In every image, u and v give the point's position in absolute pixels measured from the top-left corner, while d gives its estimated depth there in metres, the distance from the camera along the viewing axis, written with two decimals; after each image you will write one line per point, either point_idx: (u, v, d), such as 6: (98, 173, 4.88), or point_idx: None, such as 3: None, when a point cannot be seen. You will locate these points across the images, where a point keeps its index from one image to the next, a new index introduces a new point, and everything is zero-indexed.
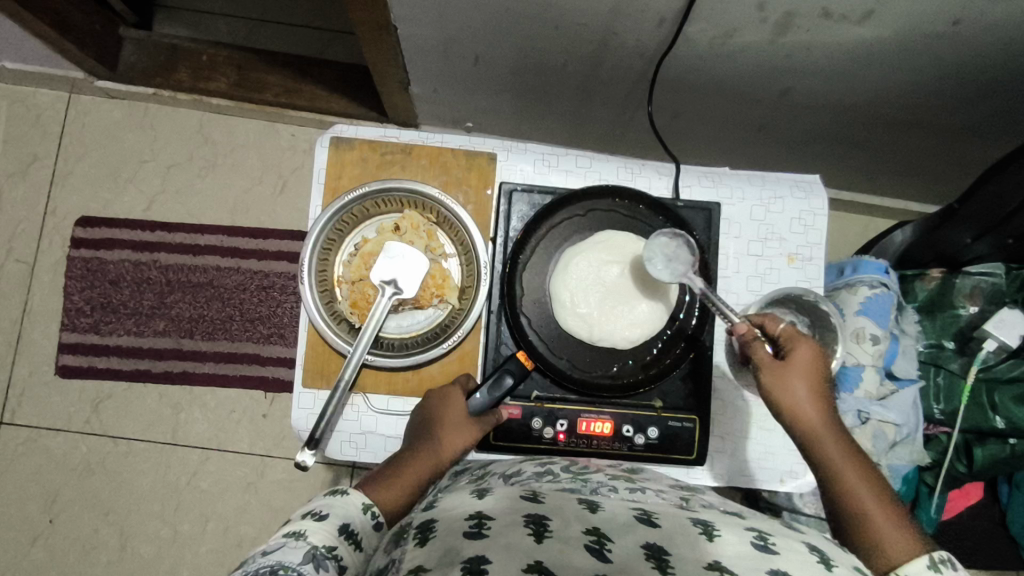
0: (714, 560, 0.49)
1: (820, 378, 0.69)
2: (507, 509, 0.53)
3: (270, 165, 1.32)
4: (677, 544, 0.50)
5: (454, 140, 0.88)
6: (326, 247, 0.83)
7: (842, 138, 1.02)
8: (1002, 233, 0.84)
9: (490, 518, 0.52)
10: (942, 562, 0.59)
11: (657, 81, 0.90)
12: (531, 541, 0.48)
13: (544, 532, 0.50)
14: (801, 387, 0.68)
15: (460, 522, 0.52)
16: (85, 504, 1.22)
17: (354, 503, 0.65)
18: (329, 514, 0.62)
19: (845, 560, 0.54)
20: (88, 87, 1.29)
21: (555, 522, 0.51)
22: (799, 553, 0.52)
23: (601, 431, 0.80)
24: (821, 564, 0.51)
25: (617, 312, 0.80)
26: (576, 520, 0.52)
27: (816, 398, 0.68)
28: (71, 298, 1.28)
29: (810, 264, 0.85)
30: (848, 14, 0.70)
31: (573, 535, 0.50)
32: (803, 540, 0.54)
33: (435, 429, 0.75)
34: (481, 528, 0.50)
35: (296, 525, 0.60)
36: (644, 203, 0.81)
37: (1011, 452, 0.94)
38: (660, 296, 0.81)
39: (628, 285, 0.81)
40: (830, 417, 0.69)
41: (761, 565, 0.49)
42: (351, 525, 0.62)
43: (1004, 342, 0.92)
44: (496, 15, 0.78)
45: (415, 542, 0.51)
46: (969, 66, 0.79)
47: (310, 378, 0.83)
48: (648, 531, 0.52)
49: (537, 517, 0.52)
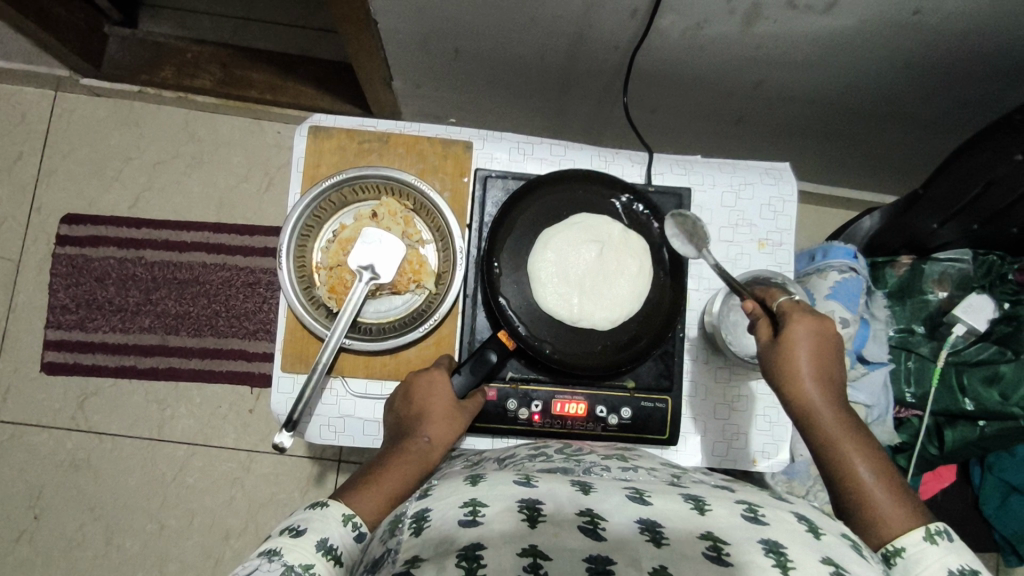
0: (705, 532, 0.41)
1: (824, 348, 0.60)
2: (500, 492, 0.44)
3: (255, 162, 1.33)
4: (670, 517, 0.43)
5: (431, 127, 0.78)
6: (303, 234, 0.73)
7: (824, 130, 1.00)
8: (969, 217, 0.85)
9: (484, 505, 0.43)
10: (938, 533, 0.53)
11: (633, 75, 0.89)
12: (523, 527, 0.40)
13: (538, 516, 0.41)
14: (801, 357, 0.59)
15: (452, 510, 0.43)
16: (73, 499, 1.24)
17: (334, 515, 0.54)
18: (306, 530, 0.52)
19: (833, 528, 0.45)
20: (72, 85, 1.29)
21: (549, 505, 0.43)
22: (790, 522, 0.43)
23: (575, 412, 0.71)
24: (811, 534, 0.43)
25: (596, 292, 0.71)
26: (569, 501, 0.44)
27: (815, 369, 0.60)
28: (57, 295, 1.29)
29: (780, 249, 0.79)
30: (814, 4, 0.69)
31: (567, 518, 0.42)
32: (792, 509, 0.45)
33: (426, 420, 0.65)
34: (476, 515, 0.42)
35: (271, 543, 0.51)
36: (616, 186, 0.74)
37: (981, 434, 0.89)
38: (644, 281, 0.73)
39: (612, 267, 0.72)
40: (832, 390, 0.60)
41: (752, 536, 0.41)
42: (330, 539, 0.52)
43: (973, 327, 0.89)
44: (466, 6, 0.77)
45: (410, 532, 0.43)
46: (945, 54, 0.77)
47: (288, 362, 0.73)
48: (641, 507, 0.44)
49: (530, 500, 0.43)
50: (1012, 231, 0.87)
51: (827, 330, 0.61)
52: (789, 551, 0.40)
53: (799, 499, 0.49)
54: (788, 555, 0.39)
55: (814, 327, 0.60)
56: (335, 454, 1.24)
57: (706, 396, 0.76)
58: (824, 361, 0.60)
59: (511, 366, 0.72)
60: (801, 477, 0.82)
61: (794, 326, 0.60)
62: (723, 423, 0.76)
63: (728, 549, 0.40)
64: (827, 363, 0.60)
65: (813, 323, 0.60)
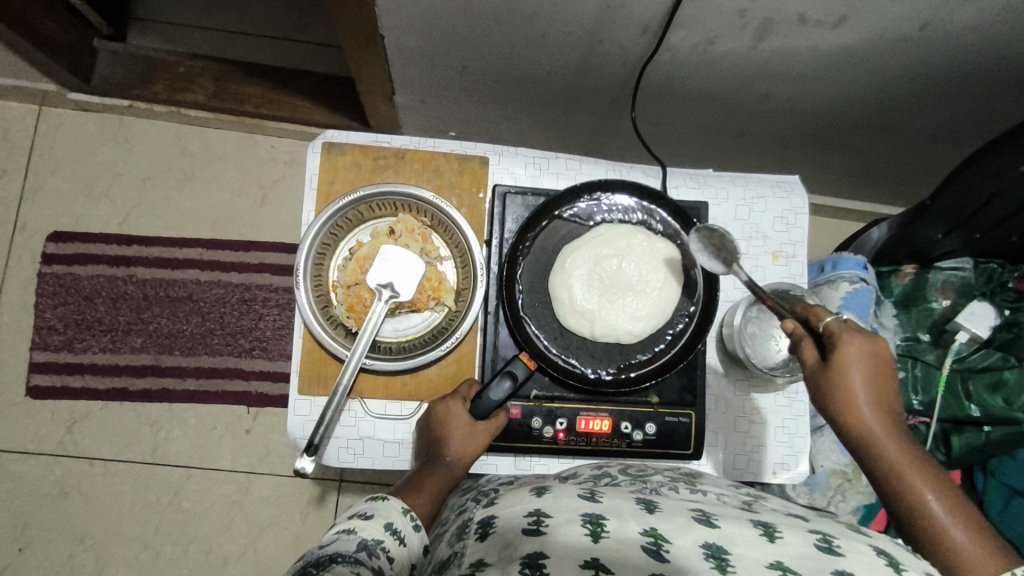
0: (775, 560, 0.41)
1: (879, 369, 0.58)
2: (564, 505, 0.45)
3: (249, 177, 1.30)
4: (737, 544, 0.42)
5: (445, 143, 0.78)
6: (320, 253, 0.71)
7: (825, 142, 1.01)
8: (971, 228, 0.88)
9: (548, 515, 0.44)
10: None
11: (640, 89, 0.89)
12: (586, 541, 0.41)
13: (602, 532, 0.42)
14: (858, 380, 0.57)
15: (518, 519, 0.45)
16: (63, 527, 1.19)
17: (395, 506, 0.58)
18: (374, 515, 0.56)
19: (916, 565, 0.45)
20: (59, 99, 1.25)
21: (613, 522, 0.44)
22: (865, 557, 0.43)
23: (600, 429, 0.71)
24: (890, 568, 0.43)
25: (619, 304, 0.71)
26: (633, 518, 0.44)
27: (871, 393, 0.58)
28: (44, 315, 1.25)
29: (794, 261, 0.80)
30: (823, 20, 0.70)
31: (631, 537, 0.42)
32: (868, 542, 0.46)
33: (444, 441, 0.65)
34: (540, 525, 0.43)
35: (344, 524, 0.54)
36: (637, 193, 0.73)
37: (988, 440, 0.91)
38: (669, 289, 0.72)
39: (634, 275, 0.72)
40: (888, 413, 0.58)
41: (825, 567, 0.41)
42: (395, 523, 0.56)
43: (976, 334, 0.91)
44: (478, 21, 0.76)
45: (476, 537, 0.45)
46: (947, 70, 0.79)
47: (306, 384, 0.71)
48: (708, 531, 0.43)
49: (595, 515, 0.44)
50: (1012, 239, 0.90)
51: (881, 350, 0.58)
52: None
53: (880, 536, 0.49)
54: None
55: (868, 348, 0.58)
56: (336, 474, 1.22)
57: (727, 409, 0.77)
58: (880, 383, 0.58)
59: (536, 385, 0.71)
60: (821, 489, 0.83)
61: (846, 349, 0.57)
62: (744, 437, 0.76)
63: None
64: (882, 384, 0.58)
65: (866, 343, 0.58)
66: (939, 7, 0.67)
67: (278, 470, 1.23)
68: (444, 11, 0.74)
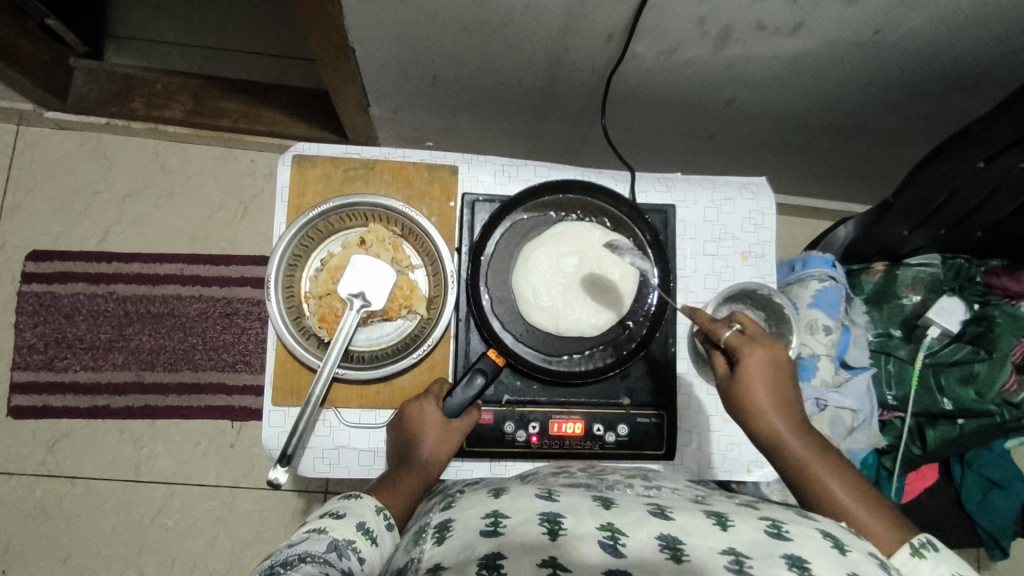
0: (727, 547, 0.43)
1: (779, 372, 0.62)
2: (521, 505, 0.47)
3: (229, 192, 1.31)
4: (691, 534, 0.45)
5: (415, 153, 0.79)
6: (291, 265, 0.72)
7: (795, 144, 1.03)
8: (935, 224, 0.89)
9: (506, 516, 0.46)
10: (925, 546, 0.52)
11: (609, 97, 0.90)
12: (545, 539, 0.43)
13: (560, 529, 0.44)
14: (757, 384, 0.61)
15: (475, 521, 0.47)
16: (45, 548, 1.18)
17: (368, 505, 0.57)
18: (346, 513, 0.55)
19: (861, 546, 0.47)
20: (37, 118, 1.25)
21: (570, 519, 0.45)
22: (814, 538, 0.45)
23: (572, 432, 0.71)
24: (836, 549, 0.45)
25: (582, 299, 0.72)
26: (590, 515, 0.46)
27: (774, 395, 0.61)
28: (23, 334, 1.24)
29: (763, 261, 0.81)
30: (781, 26, 0.72)
31: (588, 532, 0.44)
32: (816, 525, 0.48)
33: (419, 440, 0.66)
34: (497, 526, 0.45)
35: (315, 524, 0.53)
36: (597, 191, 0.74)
37: (962, 432, 0.92)
38: (630, 285, 0.73)
39: (597, 271, 0.72)
40: (792, 415, 0.61)
41: (774, 552, 0.43)
42: (367, 523, 0.55)
43: (947, 328, 0.93)
44: (445, 32, 0.77)
45: (434, 540, 0.47)
46: (905, 71, 0.81)
47: (279, 396, 0.72)
48: (663, 523, 0.46)
49: (552, 513, 0.46)
50: (977, 235, 0.90)
51: (780, 356, 0.63)
52: (813, 565, 0.42)
53: (829, 520, 0.51)
54: (811, 568, 0.41)
55: (767, 356, 0.62)
56: (320, 486, 1.21)
57: (700, 409, 0.77)
58: (781, 386, 0.62)
59: (507, 389, 0.72)
60: None
61: (746, 356, 0.61)
62: (717, 435, 0.77)
63: (750, 562, 0.42)
64: (786, 390, 0.62)
65: (766, 351, 0.62)
66: (894, 12, 0.69)
67: (262, 484, 1.22)
68: (412, 25, 0.75)
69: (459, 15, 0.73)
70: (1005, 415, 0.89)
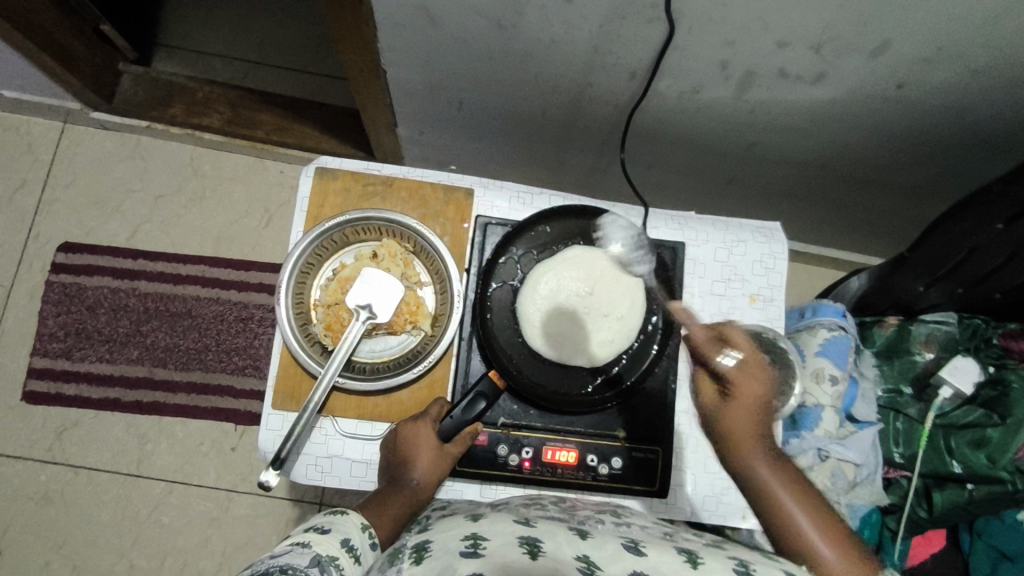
0: None
1: (763, 407, 0.64)
2: (501, 529, 0.49)
3: (257, 200, 1.34)
4: (662, 569, 0.45)
5: (434, 174, 0.81)
6: (303, 272, 0.74)
7: (814, 192, 1.03)
8: (951, 281, 0.89)
9: (486, 539, 0.47)
10: None
11: (629, 133, 0.92)
12: (525, 559, 0.44)
13: (538, 551, 0.45)
14: (748, 418, 0.63)
15: (455, 542, 0.48)
16: (42, 534, 1.20)
17: (352, 522, 0.58)
18: (330, 529, 0.55)
19: None
20: (83, 117, 1.31)
21: (548, 544, 0.47)
22: None
23: (566, 460, 0.71)
24: None
25: (588, 329, 0.71)
26: (568, 544, 0.47)
27: (759, 428, 0.63)
28: (45, 322, 1.28)
29: (771, 305, 0.80)
30: (802, 75, 0.72)
31: (566, 558, 0.45)
32: (780, 566, 0.48)
33: (411, 463, 0.66)
34: (478, 548, 0.46)
35: (300, 538, 0.53)
36: (609, 220, 0.75)
37: (970, 497, 0.89)
38: (637, 314, 0.72)
39: (605, 299, 0.71)
40: (766, 444, 0.63)
41: None
42: (351, 540, 0.55)
43: (959, 389, 0.91)
44: (475, 61, 0.80)
45: (412, 560, 0.47)
46: (922, 126, 0.81)
47: (279, 400, 0.73)
48: (636, 559, 0.46)
49: (531, 537, 0.47)
50: (996, 297, 0.89)
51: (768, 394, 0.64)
52: None
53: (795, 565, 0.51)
54: None
55: (758, 390, 0.64)
56: (316, 497, 1.22)
57: (698, 449, 0.75)
58: (763, 422, 0.63)
59: (503, 412, 0.73)
60: None
61: (744, 385, 0.63)
62: (713, 477, 0.75)
63: None
64: (764, 421, 0.64)
65: (757, 384, 0.64)
66: (916, 67, 0.70)
67: (258, 489, 1.23)
68: (441, 53, 0.78)
69: (490, 45, 0.76)
70: (1017, 484, 0.86)
